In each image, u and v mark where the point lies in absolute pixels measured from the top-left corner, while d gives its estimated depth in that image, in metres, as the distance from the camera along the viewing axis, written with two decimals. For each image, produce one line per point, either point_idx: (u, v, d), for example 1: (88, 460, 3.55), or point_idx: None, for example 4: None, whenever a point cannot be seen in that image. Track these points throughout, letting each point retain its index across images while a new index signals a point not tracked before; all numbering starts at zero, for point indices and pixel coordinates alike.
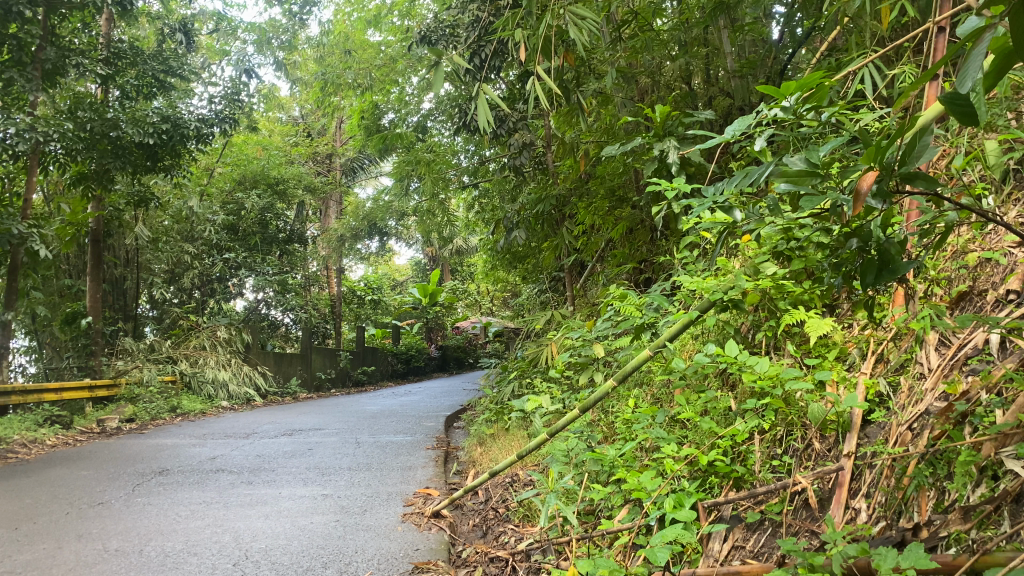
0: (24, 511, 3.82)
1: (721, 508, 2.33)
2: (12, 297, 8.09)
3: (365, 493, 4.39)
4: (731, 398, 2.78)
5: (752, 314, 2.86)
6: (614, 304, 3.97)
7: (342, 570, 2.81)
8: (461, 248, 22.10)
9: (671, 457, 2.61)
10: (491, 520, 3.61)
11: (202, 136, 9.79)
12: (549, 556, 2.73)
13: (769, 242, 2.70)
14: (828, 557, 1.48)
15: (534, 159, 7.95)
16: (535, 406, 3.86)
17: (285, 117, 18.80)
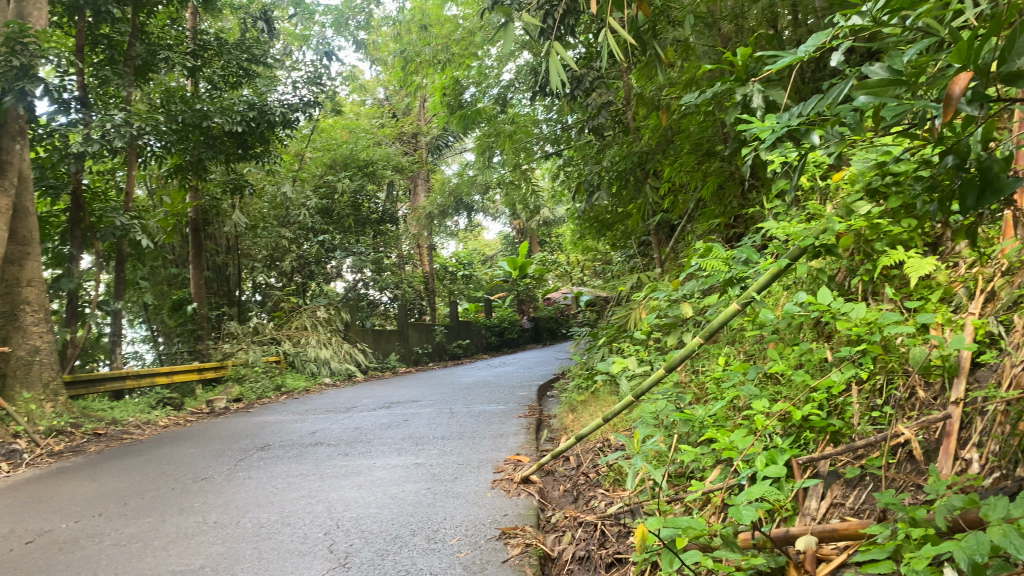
0: (133, 488, 4.00)
1: (818, 464, 2.18)
2: (121, 287, 8.51)
3: (457, 461, 4.39)
4: (826, 349, 2.61)
5: (848, 258, 2.66)
6: (701, 260, 3.80)
7: (429, 537, 2.80)
8: (550, 218, 22.01)
9: (762, 413, 2.47)
10: (582, 485, 3.54)
11: (290, 121, 9.99)
12: (638, 519, 2.63)
13: (862, 179, 2.51)
14: (931, 511, 1.34)
15: (615, 120, 7.74)
16: (621, 368, 3.76)
17: (371, 100, 19.06)
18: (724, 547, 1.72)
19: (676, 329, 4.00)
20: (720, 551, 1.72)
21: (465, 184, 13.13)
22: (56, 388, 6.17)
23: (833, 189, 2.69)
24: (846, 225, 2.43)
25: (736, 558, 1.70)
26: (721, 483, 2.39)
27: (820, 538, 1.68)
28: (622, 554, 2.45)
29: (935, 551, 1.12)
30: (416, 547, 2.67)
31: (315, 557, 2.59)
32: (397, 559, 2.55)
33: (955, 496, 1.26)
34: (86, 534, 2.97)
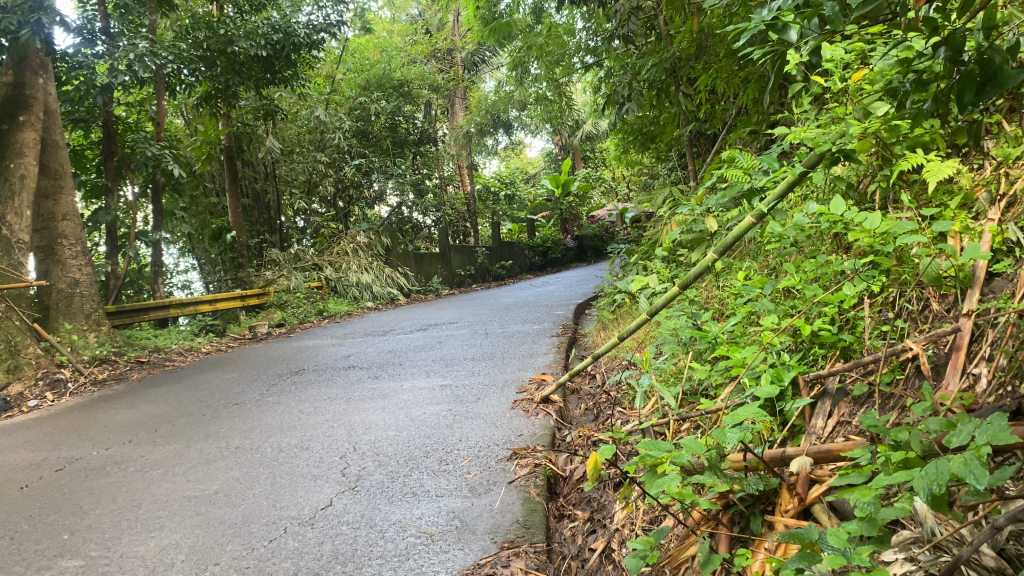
0: (165, 414, 4.11)
1: (826, 381, 2.10)
2: (159, 218, 8.62)
3: (482, 383, 4.39)
4: (842, 261, 2.48)
5: (868, 164, 2.50)
6: (723, 171, 3.65)
7: (442, 458, 2.81)
8: (592, 133, 21.56)
9: (772, 329, 2.38)
10: (603, 403, 3.52)
11: (316, 43, 9.81)
12: (647, 438, 2.59)
13: (883, 78, 2.34)
14: (915, 432, 1.27)
15: (646, 26, 7.40)
16: (641, 285, 3.68)
17: (404, 18, 18.65)
18: (717, 467, 1.68)
19: (699, 244, 3.89)
20: (712, 472, 1.68)
21: (500, 101, 12.84)
22: (98, 318, 6.37)
23: (852, 90, 2.52)
24: (864, 128, 2.28)
25: (728, 479, 1.66)
26: (729, 402, 2.33)
27: (815, 459, 1.62)
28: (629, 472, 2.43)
29: (896, 477, 1.07)
30: (426, 469, 2.68)
31: (327, 480, 2.62)
32: (406, 481, 2.56)
33: (935, 419, 1.19)
34: (112, 461, 3.07)
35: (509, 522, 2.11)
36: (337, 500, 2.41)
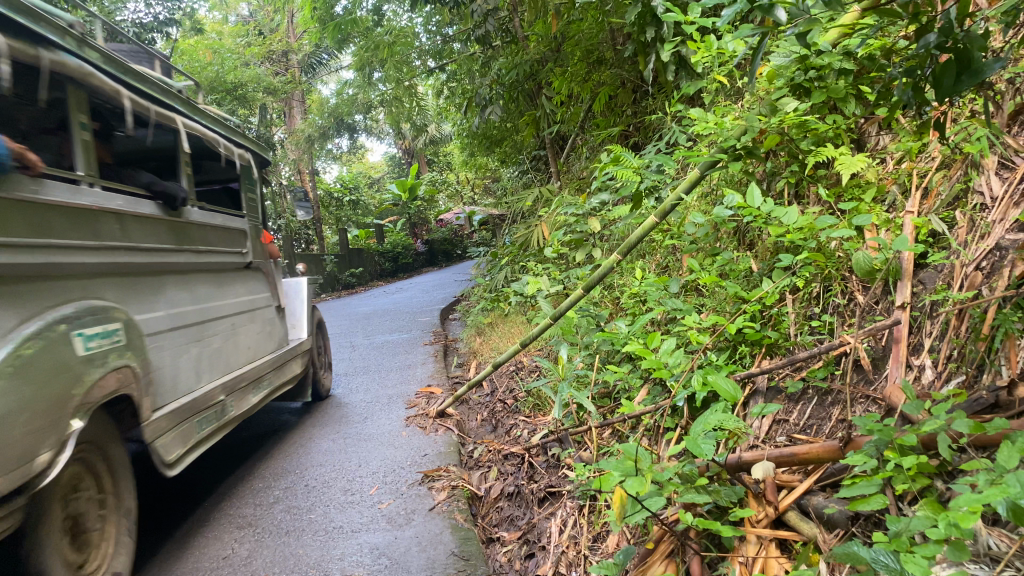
0: None
1: (756, 380, 2.07)
2: None
3: (364, 400, 4.14)
4: (752, 259, 2.46)
5: (770, 160, 2.52)
6: (609, 172, 3.63)
7: (346, 488, 2.58)
8: (436, 137, 21.44)
9: (693, 328, 2.34)
10: (500, 412, 3.41)
11: (145, 43, 9.12)
12: (568, 448, 2.50)
13: (787, 75, 2.37)
14: (925, 436, 1.22)
15: (503, 27, 7.34)
16: (535, 289, 3.61)
17: (235, 18, 17.74)
18: (680, 479, 1.59)
19: (585, 245, 3.86)
20: (675, 484, 1.59)
21: (345, 105, 12.39)
22: None
23: (754, 86, 2.54)
24: (774, 123, 2.29)
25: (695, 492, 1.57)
26: (655, 408, 2.26)
27: (778, 464, 1.57)
28: (555, 486, 2.32)
29: (973, 494, 1.01)
30: (332, 501, 2.46)
31: (221, 526, 2.35)
32: (314, 517, 2.33)
33: (961, 421, 1.15)
34: None
35: (445, 555, 1.95)
36: (239, 548, 2.15)
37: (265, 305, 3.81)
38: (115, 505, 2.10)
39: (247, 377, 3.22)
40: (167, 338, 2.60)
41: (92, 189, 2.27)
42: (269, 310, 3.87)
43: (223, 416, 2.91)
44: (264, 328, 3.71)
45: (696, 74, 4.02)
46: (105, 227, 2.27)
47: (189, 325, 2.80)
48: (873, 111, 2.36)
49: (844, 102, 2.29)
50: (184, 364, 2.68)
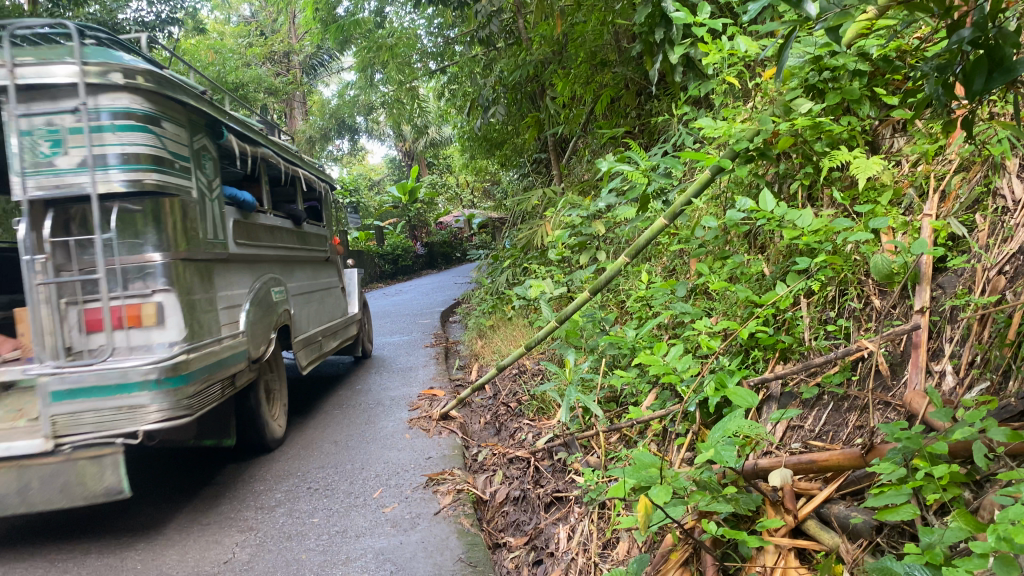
0: None
1: (770, 385, 2.03)
2: None
3: (366, 402, 4.10)
4: (764, 262, 2.43)
5: (782, 162, 2.49)
6: (615, 174, 3.60)
7: (350, 490, 2.55)
8: (437, 140, 21.41)
9: (705, 333, 2.30)
10: (504, 415, 3.36)
11: (146, 42, 9.08)
12: (575, 453, 2.46)
13: (800, 76, 2.34)
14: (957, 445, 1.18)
15: (507, 28, 7.30)
16: (539, 292, 3.57)
17: (236, 19, 17.71)
18: (701, 484, 1.56)
19: (589, 248, 3.82)
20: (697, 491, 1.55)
21: (346, 106, 12.35)
22: None
23: (766, 87, 2.51)
24: (788, 125, 2.25)
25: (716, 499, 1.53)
26: (666, 412, 2.23)
27: (796, 471, 1.53)
28: (562, 491, 2.28)
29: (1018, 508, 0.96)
30: (336, 504, 2.43)
31: (222, 528, 2.32)
32: (317, 521, 2.29)
33: (997, 430, 1.12)
34: None
35: (452, 561, 1.91)
36: (240, 552, 2.12)
37: (335, 288, 5.38)
38: (277, 391, 3.59)
39: (330, 333, 4.81)
40: (297, 301, 4.19)
41: (271, 215, 3.93)
42: (337, 292, 5.43)
43: (319, 354, 4.50)
44: (335, 303, 5.28)
45: (705, 76, 3.99)
46: (261, 236, 3.61)
47: (305, 296, 4.41)
48: (888, 112, 2.33)
49: (859, 104, 2.25)
50: (304, 318, 4.29)
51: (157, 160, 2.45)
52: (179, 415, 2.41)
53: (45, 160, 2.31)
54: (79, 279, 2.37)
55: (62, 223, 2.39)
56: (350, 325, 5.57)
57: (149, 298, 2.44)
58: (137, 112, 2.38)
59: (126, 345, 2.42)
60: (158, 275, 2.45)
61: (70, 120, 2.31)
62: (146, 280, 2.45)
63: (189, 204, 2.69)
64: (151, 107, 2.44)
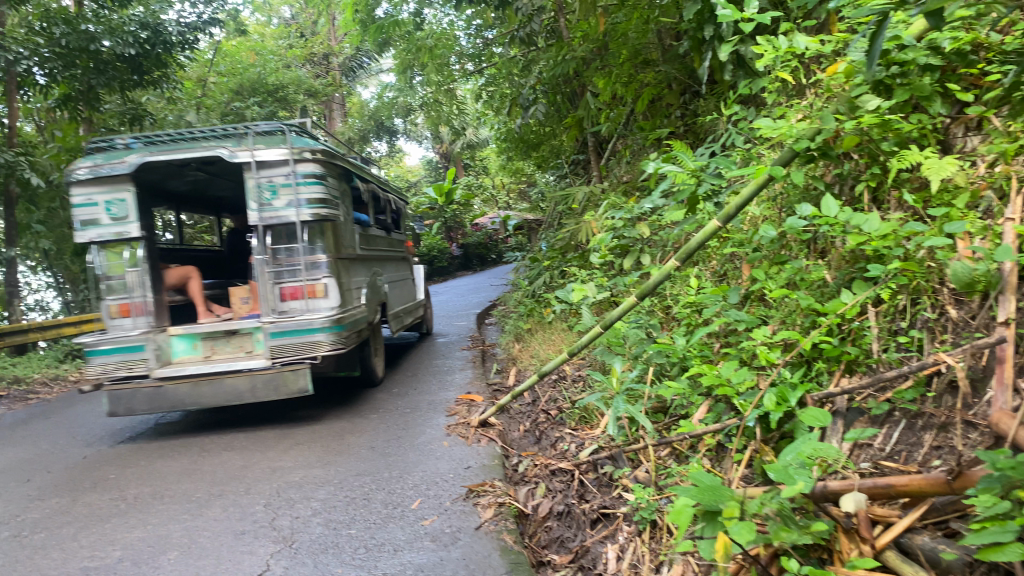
0: (38, 458, 3.57)
1: (835, 400, 1.91)
2: (13, 232, 7.65)
3: (403, 406, 4.01)
4: (825, 268, 2.30)
5: (846, 162, 2.35)
6: (662, 175, 3.47)
7: (387, 500, 2.47)
8: (474, 141, 21.38)
9: (763, 342, 2.18)
10: (544, 423, 3.26)
11: (189, 43, 9.14)
12: (623, 466, 2.35)
13: (864, 71, 2.20)
14: None
15: (549, 27, 7.20)
16: (581, 296, 3.46)
17: (277, 21, 17.84)
18: (769, 508, 1.44)
19: (634, 251, 3.70)
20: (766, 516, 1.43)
21: (384, 108, 12.36)
22: None
23: (828, 84, 2.38)
24: (855, 123, 2.12)
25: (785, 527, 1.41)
26: (722, 426, 2.11)
27: (871, 497, 1.41)
28: (610, 507, 2.17)
29: None
30: (373, 515, 2.33)
31: (256, 537, 2.24)
32: (353, 534, 2.20)
33: None
34: None
35: None
36: (274, 564, 2.03)
37: (408, 278, 6.81)
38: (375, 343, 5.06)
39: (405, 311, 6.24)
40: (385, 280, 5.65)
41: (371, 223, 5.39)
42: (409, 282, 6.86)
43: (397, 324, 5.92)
44: (408, 289, 6.72)
45: (755, 74, 3.85)
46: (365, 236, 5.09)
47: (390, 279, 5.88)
48: (960, 110, 2.18)
49: (930, 101, 2.10)
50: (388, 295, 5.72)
51: (324, 205, 4.01)
52: (338, 346, 4.01)
53: (269, 201, 3.95)
54: (285, 270, 4.03)
55: (274, 238, 4.02)
56: (417, 308, 6.97)
57: (319, 283, 4.05)
58: (317, 173, 3.99)
59: (307, 306, 4.04)
60: (323, 268, 4.06)
61: (284, 179, 3.95)
62: (316, 270, 4.05)
63: (337, 227, 4.31)
64: (324, 171, 4.03)
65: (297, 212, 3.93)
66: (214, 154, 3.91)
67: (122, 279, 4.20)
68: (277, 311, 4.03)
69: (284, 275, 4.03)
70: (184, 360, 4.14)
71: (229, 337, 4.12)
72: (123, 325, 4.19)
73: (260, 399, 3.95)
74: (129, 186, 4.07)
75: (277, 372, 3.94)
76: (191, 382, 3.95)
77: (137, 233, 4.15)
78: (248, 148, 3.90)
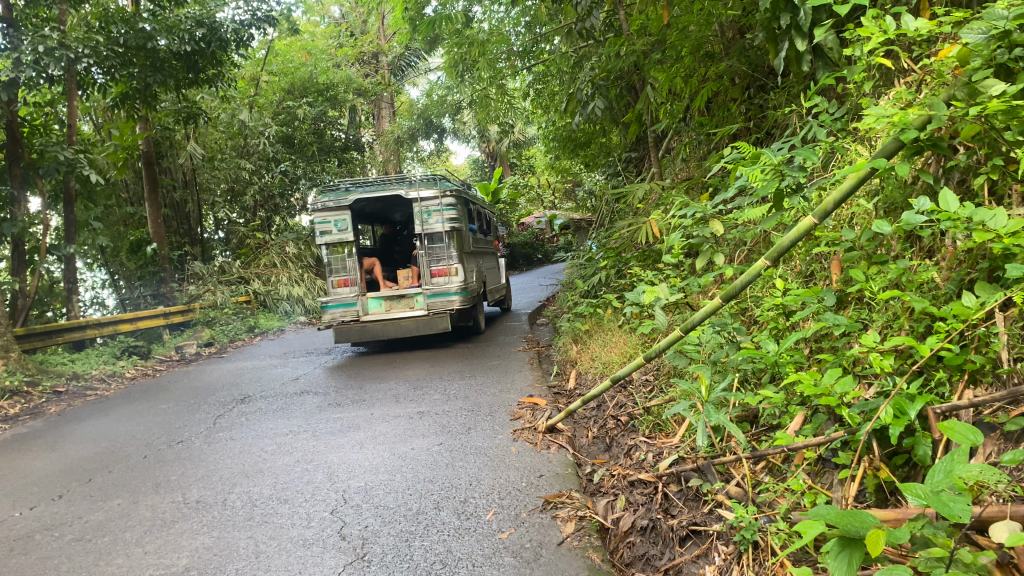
0: (98, 457, 3.54)
1: (959, 415, 1.74)
2: (72, 229, 7.74)
3: (465, 407, 3.90)
4: (937, 269, 2.12)
5: (960, 154, 2.17)
6: (740, 170, 3.31)
7: (458, 510, 2.35)
8: (520, 140, 21.31)
9: (870, 350, 2.02)
10: (614, 429, 3.10)
11: (243, 41, 9.16)
12: (712, 480, 2.21)
13: (982, 55, 2.00)
14: None
15: (606, 21, 7.03)
16: (652, 297, 3.31)
17: (326, 20, 17.93)
18: (913, 536, 1.30)
19: (706, 250, 3.52)
20: (908, 547, 1.29)
21: (433, 107, 12.31)
22: (7, 343, 5.57)
23: (941, 69, 2.19)
24: (977, 110, 1.94)
25: (933, 560, 1.26)
26: (827, 439, 1.96)
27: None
28: (700, 524, 2.04)
29: None
30: (445, 526, 2.22)
31: (324, 547, 2.14)
32: (427, 546, 2.09)
33: None
34: (44, 527, 2.56)
35: None
36: None
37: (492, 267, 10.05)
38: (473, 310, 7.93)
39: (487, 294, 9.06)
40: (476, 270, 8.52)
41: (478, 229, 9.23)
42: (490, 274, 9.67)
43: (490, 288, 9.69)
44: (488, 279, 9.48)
45: (836, 64, 3.66)
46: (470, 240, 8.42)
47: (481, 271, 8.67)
48: None
49: None
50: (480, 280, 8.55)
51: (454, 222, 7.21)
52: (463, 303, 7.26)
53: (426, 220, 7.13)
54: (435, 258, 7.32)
55: (428, 239, 7.27)
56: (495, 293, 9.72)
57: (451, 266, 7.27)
58: (450, 204, 7.18)
59: (447, 280, 7.28)
60: (454, 257, 7.26)
61: (435, 208, 7.18)
62: (450, 259, 7.27)
63: (460, 235, 7.43)
64: (456, 202, 7.25)
65: (442, 225, 7.14)
66: (398, 195, 7.14)
67: (340, 265, 7.36)
68: (430, 281, 7.30)
69: (433, 261, 7.29)
70: (374, 311, 7.26)
71: (400, 297, 7.21)
72: (340, 291, 7.32)
73: (422, 331, 7.14)
74: (347, 212, 7.24)
75: (431, 317, 7.15)
76: (379, 323, 7.07)
77: (351, 239, 7.30)
78: (417, 192, 7.12)
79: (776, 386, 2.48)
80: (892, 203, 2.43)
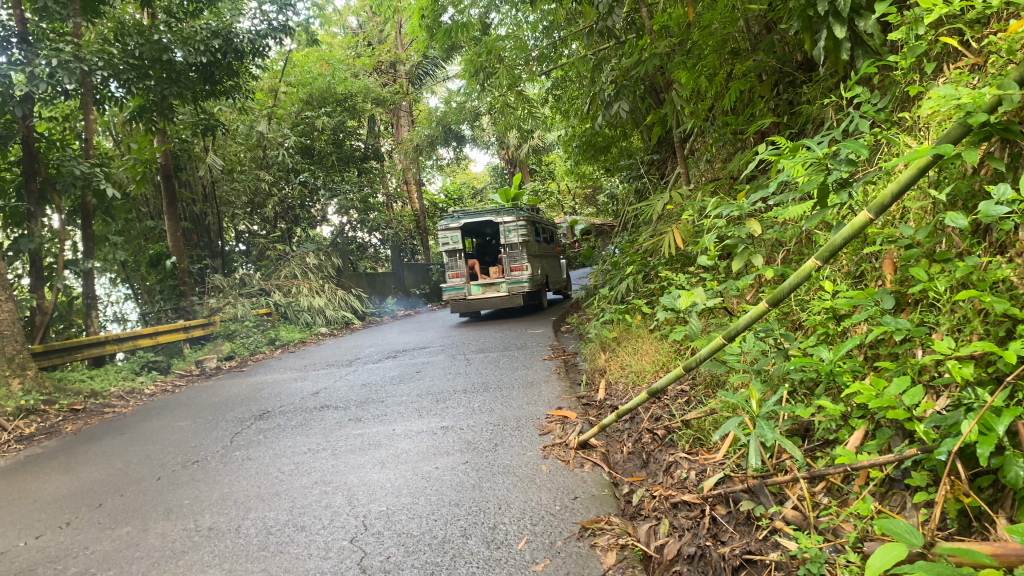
0: (109, 480, 3.39)
1: None
2: (91, 245, 7.65)
3: (490, 421, 3.72)
4: (1015, 266, 1.91)
5: None
6: (778, 166, 3.12)
7: (488, 539, 2.17)
8: (539, 147, 21.21)
9: (941, 357, 1.82)
10: (650, 444, 2.92)
11: (260, 51, 9.09)
12: (766, 502, 2.02)
13: None
14: None
15: (628, 20, 6.86)
16: (688, 303, 3.14)
17: (343, 31, 17.91)
18: None
19: (743, 251, 3.33)
20: None
21: (451, 115, 12.18)
22: (24, 362, 5.44)
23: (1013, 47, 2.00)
24: None
25: None
26: (897, 458, 1.76)
27: None
28: (756, 552, 1.85)
29: None
30: (474, 557, 2.04)
31: None
32: None
33: None
34: (48, 559, 2.41)
35: None
36: None
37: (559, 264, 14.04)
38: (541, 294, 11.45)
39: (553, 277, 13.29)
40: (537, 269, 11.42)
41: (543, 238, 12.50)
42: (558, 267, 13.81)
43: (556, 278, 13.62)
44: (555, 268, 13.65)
45: (876, 52, 3.47)
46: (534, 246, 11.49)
47: (552, 262, 12.87)
48: None
49: None
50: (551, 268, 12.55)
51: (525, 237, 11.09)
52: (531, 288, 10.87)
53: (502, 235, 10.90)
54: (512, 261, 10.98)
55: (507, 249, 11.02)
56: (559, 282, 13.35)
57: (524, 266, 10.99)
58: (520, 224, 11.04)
59: (520, 272, 11.02)
60: (525, 259, 10.98)
61: (511, 227, 11.05)
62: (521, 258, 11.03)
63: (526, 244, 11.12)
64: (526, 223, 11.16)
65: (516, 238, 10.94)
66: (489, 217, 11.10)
67: (451, 264, 11.04)
68: (509, 273, 11.05)
69: (512, 261, 11.05)
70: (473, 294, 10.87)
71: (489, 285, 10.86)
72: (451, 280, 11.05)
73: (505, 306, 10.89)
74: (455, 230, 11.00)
75: (510, 297, 10.89)
76: (479, 300, 10.96)
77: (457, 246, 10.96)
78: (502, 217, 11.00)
79: (834, 399, 2.27)
80: (955, 193, 2.23)
